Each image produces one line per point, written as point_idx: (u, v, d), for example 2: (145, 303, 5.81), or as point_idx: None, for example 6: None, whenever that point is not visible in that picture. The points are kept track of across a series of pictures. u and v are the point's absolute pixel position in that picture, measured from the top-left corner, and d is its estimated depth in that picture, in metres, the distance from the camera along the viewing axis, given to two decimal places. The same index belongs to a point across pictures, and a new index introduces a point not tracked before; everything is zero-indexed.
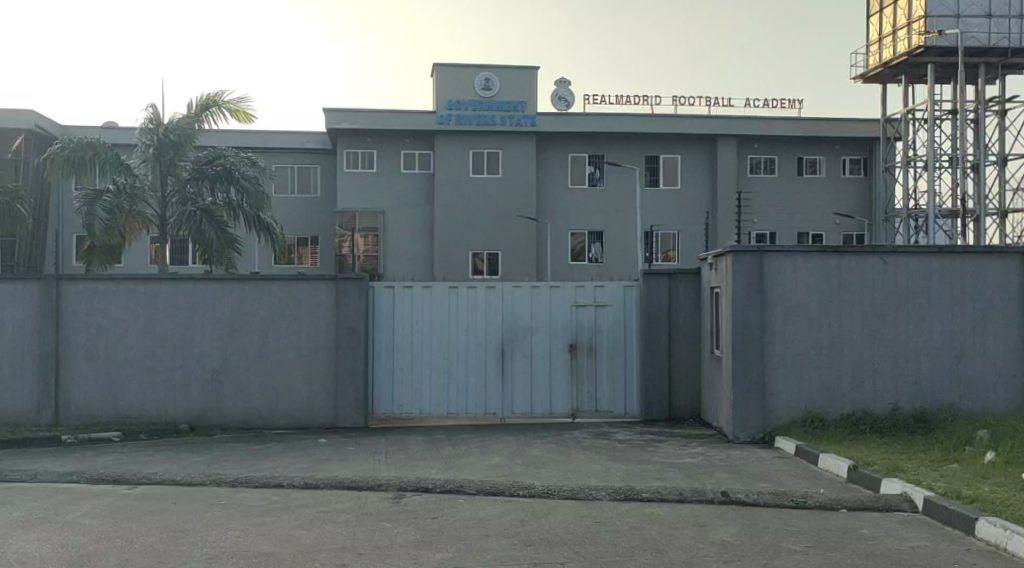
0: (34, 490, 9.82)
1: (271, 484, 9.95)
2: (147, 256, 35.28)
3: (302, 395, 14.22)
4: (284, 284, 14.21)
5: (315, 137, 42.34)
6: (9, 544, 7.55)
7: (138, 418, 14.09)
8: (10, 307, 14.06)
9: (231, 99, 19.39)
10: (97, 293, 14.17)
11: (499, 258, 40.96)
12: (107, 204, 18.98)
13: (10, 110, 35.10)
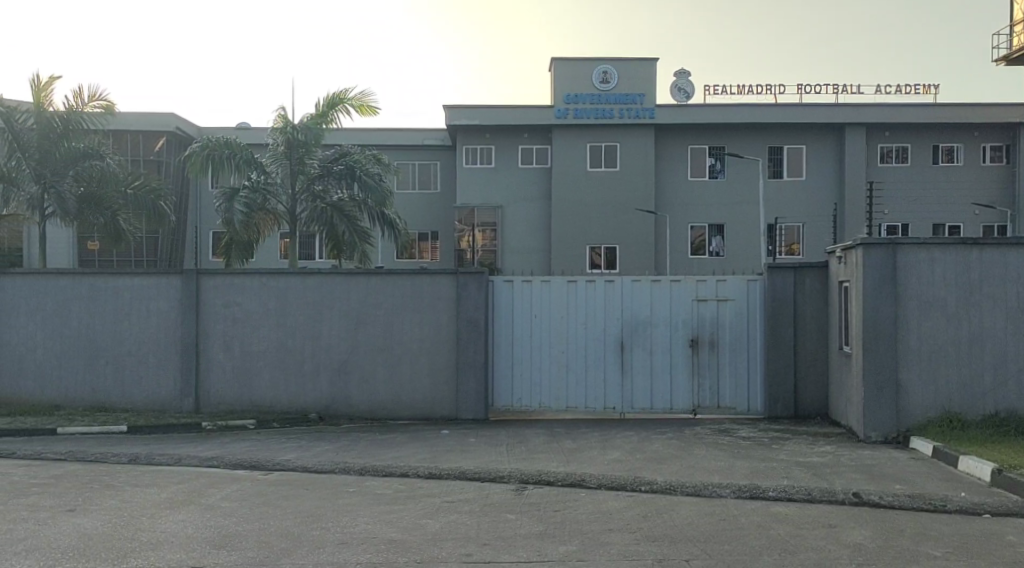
0: (178, 474, 10.40)
1: (397, 473, 10.23)
2: (276, 252, 36.77)
3: (425, 387, 14.55)
4: (408, 277, 14.58)
5: (435, 134, 43.12)
6: (158, 524, 8.03)
7: (270, 407, 14.73)
8: (154, 300, 14.93)
9: (355, 96, 19.99)
10: (234, 287, 14.88)
11: (618, 251, 40.71)
12: (245, 200, 19.93)
13: (152, 112, 37.21)
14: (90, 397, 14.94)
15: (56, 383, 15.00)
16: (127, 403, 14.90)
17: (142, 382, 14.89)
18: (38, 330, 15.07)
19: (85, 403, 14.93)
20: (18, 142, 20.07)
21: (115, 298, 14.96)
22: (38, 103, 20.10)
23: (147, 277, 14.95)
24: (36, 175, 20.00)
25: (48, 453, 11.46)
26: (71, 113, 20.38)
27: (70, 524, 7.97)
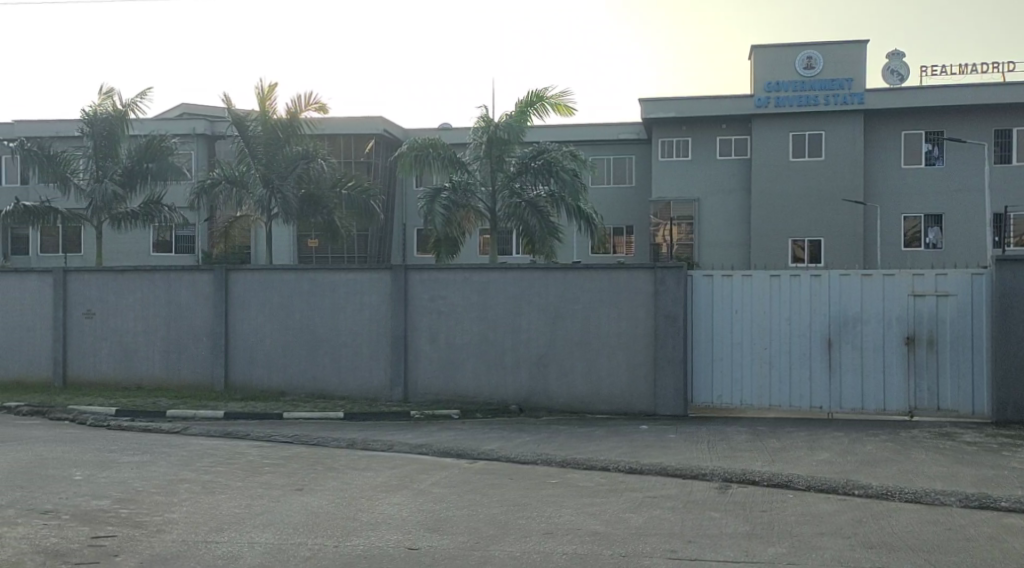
0: (391, 459, 11.01)
1: (598, 466, 10.32)
2: (477, 248, 38.01)
3: (623, 381, 14.59)
4: (607, 271, 14.65)
5: (630, 127, 42.92)
6: (375, 506, 8.53)
7: (473, 398, 15.27)
8: (367, 294, 15.85)
9: (554, 94, 20.27)
10: (438, 282, 15.52)
11: (823, 244, 38.91)
12: (445, 202, 21.01)
13: (363, 117, 39.33)
14: (311, 384, 16.08)
15: (282, 370, 16.25)
16: (343, 391, 15.92)
17: (356, 371, 15.86)
18: (266, 322, 16.37)
19: (307, 390, 16.08)
20: (246, 146, 21.40)
21: (332, 293, 16.01)
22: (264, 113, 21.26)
23: (360, 273, 15.88)
24: (264, 179, 21.59)
25: (277, 436, 12.47)
26: (292, 119, 21.48)
27: (298, 502, 8.63)
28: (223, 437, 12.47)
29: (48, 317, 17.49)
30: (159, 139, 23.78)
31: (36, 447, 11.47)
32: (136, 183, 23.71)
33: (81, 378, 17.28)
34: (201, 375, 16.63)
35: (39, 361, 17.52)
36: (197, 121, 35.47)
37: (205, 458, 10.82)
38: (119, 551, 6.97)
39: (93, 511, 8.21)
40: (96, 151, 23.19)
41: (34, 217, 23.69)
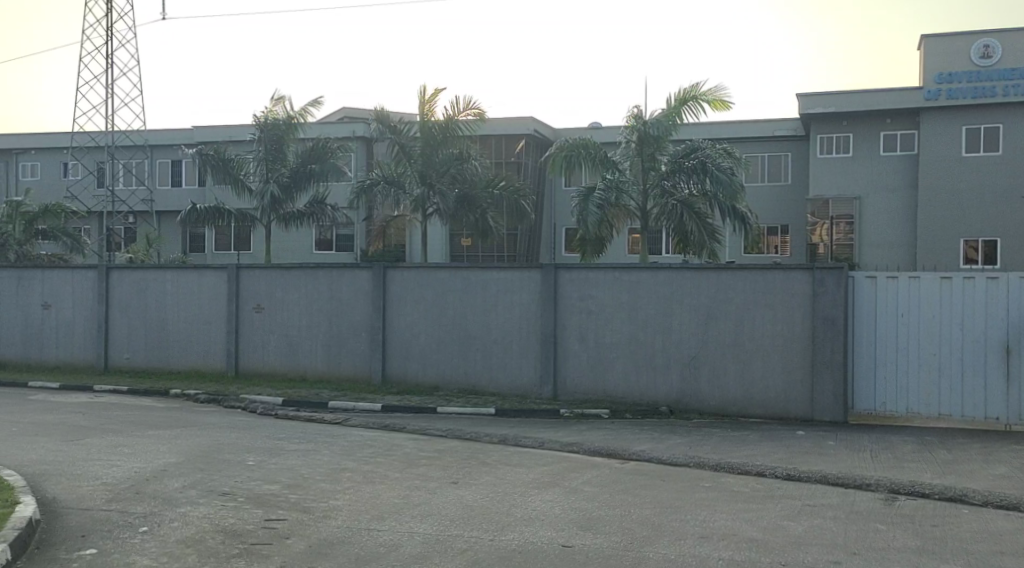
0: (542, 456, 11.12)
1: (753, 472, 10.07)
2: (626, 247, 37.77)
3: (778, 385, 14.16)
4: (761, 272, 14.27)
5: (787, 123, 41.52)
6: (528, 502, 8.64)
7: (622, 398, 15.20)
8: (518, 292, 16.08)
9: (708, 90, 19.93)
10: (588, 281, 15.54)
11: (999, 245, 36.43)
12: (598, 201, 20.52)
13: (515, 118, 39.84)
14: (463, 380, 16.44)
15: (437, 365, 16.70)
16: (494, 387, 16.20)
17: (508, 368, 16.10)
18: (420, 318, 16.87)
19: (460, 386, 16.45)
20: (404, 150, 22.65)
21: (484, 290, 16.33)
22: (423, 116, 22.38)
23: (511, 271, 16.11)
24: (422, 179, 22.60)
25: (432, 430, 12.83)
26: (449, 121, 22.43)
27: (453, 496, 8.85)
28: (381, 429, 12.94)
29: (223, 311, 18.64)
30: (324, 141, 24.81)
31: (215, 433, 12.28)
32: (302, 184, 24.85)
33: (251, 369, 18.33)
34: (360, 368, 17.33)
35: (214, 352, 18.71)
36: (357, 125, 36.94)
37: (365, 449, 11.27)
38: (289, 534, 7.37)
39: (265, 495, 8.71)
40: (267, 155, 24.59)
41: (211, 216, 25.33)
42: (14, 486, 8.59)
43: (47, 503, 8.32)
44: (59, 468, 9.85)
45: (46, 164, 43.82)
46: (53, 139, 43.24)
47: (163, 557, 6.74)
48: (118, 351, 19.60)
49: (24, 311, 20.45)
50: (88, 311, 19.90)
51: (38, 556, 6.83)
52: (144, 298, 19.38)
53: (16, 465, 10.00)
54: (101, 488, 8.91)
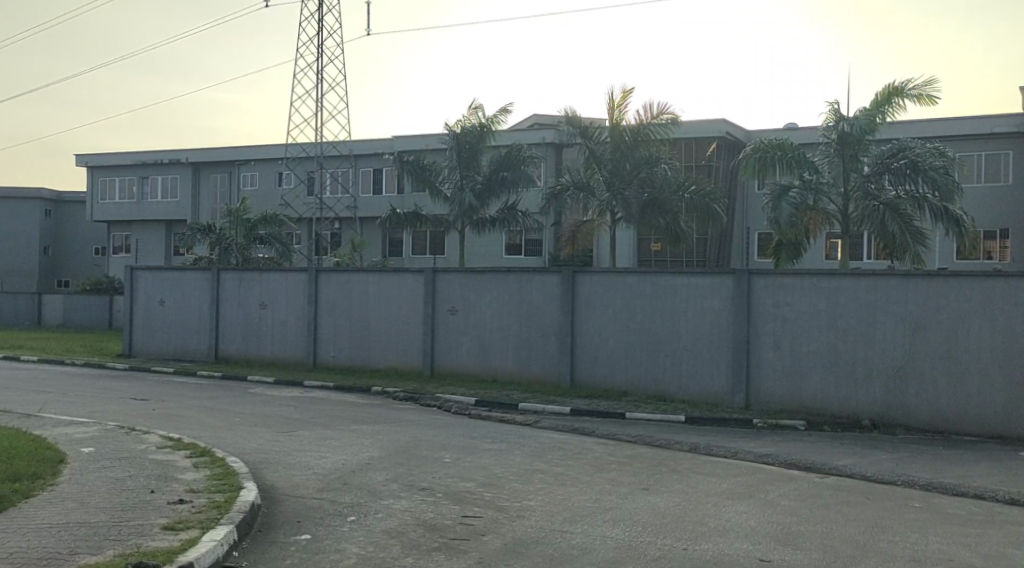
0: (736, 466, 10.84)
1: (969, 494, 9.36)
2: (824, 252, 36.23)
3: (996, 401, 13.08)
4: (977, 280, 13.24)
5: (1009, 120, 38.20)
6: (723, 512, 8.44)
7: (820, 409, 14.55)
8: (710, 298, 15.76)
9: (916, 84, 18.72)
10: (784, 286, 14.99)
11: None
12: (792, 201, 20.00)
13: (706, 119, 39.02)
14: (652, 386, 16.28)
15: (625, 370, 16.64)
16: (684, 393, 15.94)
17: (698, 375, 15.81)
18: (610, 323, 16.87)
19: (648, 391, 16.30)
20: (596, 157, 22.89)
21: (675, 296, 16.11)
22: (613, 121, 22.46)
23: (703, 277, 15.81)
24: (610, 186, 22.72)
25: (621, 435, 12.81)
26: (640, 125, 22.46)
27: (644, 502, 8.80)
28: (570, 433, 13.04)
29: (421, 313, 19.44)
30: (516, 149, 25.36)
31: (414, 430, 12.82)
32: (495, 191, 25.52)
33: (446, 369, 19.00)
34: (550, 371, 17.56)
35: (411, 352, 19.57)
36: (547, 131, 37.37)
37: (556, 451, 11.41)
38: (486, 531, 7.58)
39: (461, 492, 9.00)
40: (462, 163, 25.46)
41: (410, 221, 26.58)
42: (239, 472, 9.34)
43: (266, 489, 8.99)
44: (275, 457, 10.62)
45: (263, 174, 47.39)
46: (269, 151, 46.65)
47: (369, 546, 7.12)
48: (325, 349, 20.84)
49: (243, 310, 22.20)
50: (299, 311, 21.34)
51: (259, 538, 7.40)
52: (349, 299, 20.55)
53: (239, 453, 10.87)
54: (313, 478, 9.53)
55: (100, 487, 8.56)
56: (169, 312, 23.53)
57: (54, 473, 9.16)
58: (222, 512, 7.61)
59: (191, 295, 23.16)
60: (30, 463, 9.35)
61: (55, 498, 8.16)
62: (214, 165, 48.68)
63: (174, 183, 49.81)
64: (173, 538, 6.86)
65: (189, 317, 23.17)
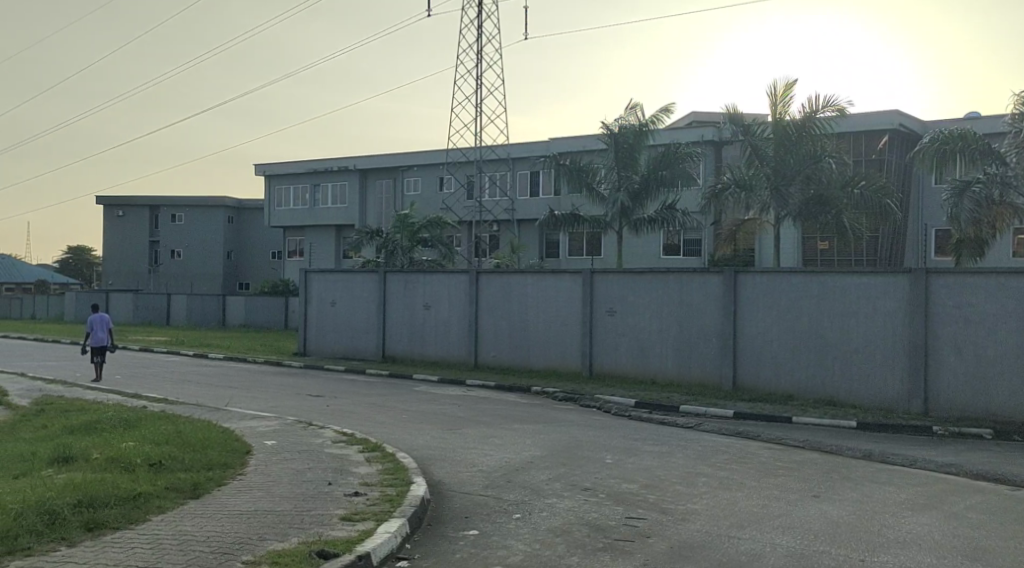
0: (915, 475, 10.30)
1: None
2: (1010, 249, 33.80)
3: None
4: None
5: None
6: (901, 523, 8.04)
7: (1008, 419, 13.59)
8: (883, 298, 15.02)
9: None
10: (966, 286, 14.08)
11: None
12: (975, 195, 18.67)
13: (875, 111, 37.11)
14: (820, 390, 15.68)
15: (791, 374, 16.11)
16: (855, 398, 15.26)
17: (871, 378, 15.09)
18: (774, 324, 16.37)
19: (816, 395, 15.70)
20: (756, 152, 22.30)
21: (844, 296, 15.45)
22: (777, 114, 21.74)
23: (876, 277, 15.08)
24: (773, 183, 22.06)
25: (789, 440, 12.42)
26: (806, 120, 21.60)
27: (816, 509, 8.51)
28: (734, 436, 12.76)
29: (579, 313, 19.51)
30: (674, 148, 25.09)
31: (574, 430, 12.92)
32: (653, 191, 25.29)
33: (605, 369, 18.99)
34: (712, 373, 17.22)
35: (570, 352, 19.67)
36: (707, 129, 36.63)
37: (720, 455, 11.19)
38: (651, 534, 7.54)
39: (624, 493, 9.00)
40: (619, 163, 25.35)
41: (569, 222, 26.76)
42: (409, 467, 9.70)
43: (435, 484, 9.30)
44: (442, 454, 10.96)
45: (425, 179, 48.97)
46: (431, 156, 48.12)
47: (535, 544, 7.24)
48: (486, 349, 21.29)
49: (408, 311, 23.00)
50: (461, 311, 21.89)
51: (429, 532, 7.67)
52: (508, 301, 20.89)
53: (408, 449, 11.28)
54: (478, 474, 9.77)
55: (284, 478, 9.11)
56: (340, 312, 24.69)
57: (241, 463, 9.82)
58: (394, 506, 7.93)
59: (359, 296, 24.22)
60: (220, 453, 10.06)
61: (243, 486, 8.75)
62: (379, 172, 50.70)
63: (342, 189, 52.20)
64: (351, 528, 7.22)
65: (359, 318, 24.23)
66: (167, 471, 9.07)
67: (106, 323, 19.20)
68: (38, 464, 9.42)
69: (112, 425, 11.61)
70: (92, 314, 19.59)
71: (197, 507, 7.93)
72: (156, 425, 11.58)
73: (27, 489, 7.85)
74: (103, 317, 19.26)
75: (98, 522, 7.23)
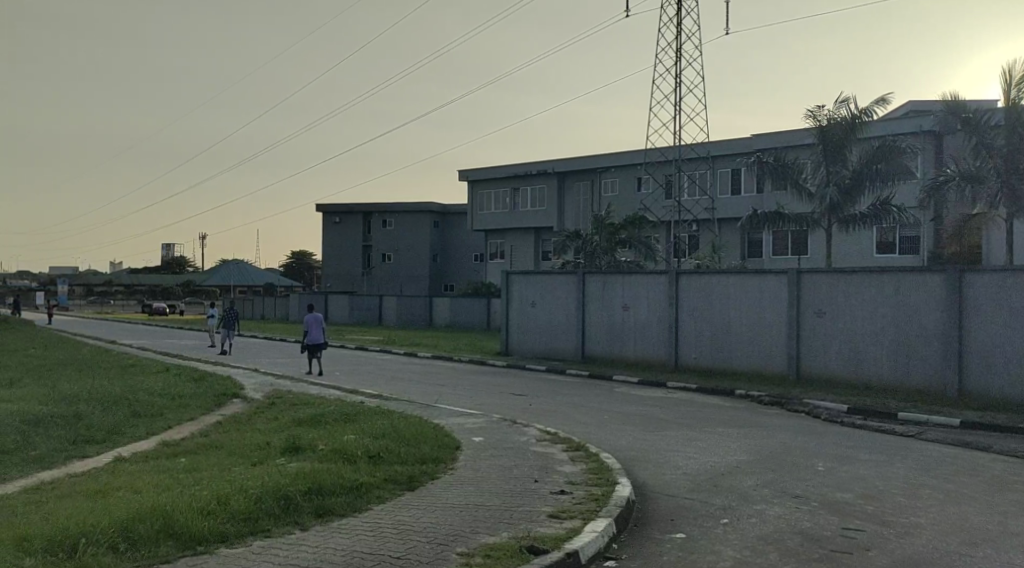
0: None
1: None
2: None
3: None
4: None
5: None
6: None
7: None
8: None
9: None
10: None
11: None
12: None
13: None
14: None
15: None
16: None
17: None
18: (1005, 327, 15.07)
19: None
20: (984, 145, 20.79)
21: None
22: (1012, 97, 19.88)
23: None
24: (1003, 174, 20.32)
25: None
26: None
27: None
28: (961, 447, 11.85)
29: (785, 315, 18.81)
30: (890, 141, 23.76)
31: (782, 435, 12.47)
32: (865, 186, 23.98)
33: (814, 373, 18.20)
34: (934, 379, 16.10)
35: (776, 355, 19.01)
36: (925, 118, 34.30)
37: (946, 466, 10.44)
38: (871, 546, 7.17)
39: (839, 502, 8.60)
40: (828, 158, 24.21)
41: (774, 220, 25.93)
42: (612, 467, 9.76)
43: (640, 486, 9.29)
44: (645, 455, 10.93)
45: (623, 180, 48.95)
46: (629, 157, 48.03)
47: (746, 551, 7.08)
48: (687, 350, 20.99)
49: (608, 312, 23.06)
50: (660, 313, 21.68)
51: (636, 533, 7.69)
52: (710, 301, 20.48)
53: (610, 449, 11.33)
54: (683, 478, 9.66)
55: (492, 473, 9.42)
56: (540, 312, 25.15)
57: (452, 458, 10.25)
58: (601, 505, 8.02)
59: (559, 297, 24.56)
60: (432, 448, 10.54)
61: (455, 480, 9.14)
62: (577, 174, 51.16)
63: (541, 192, 53.13)
64: (559, 525, 7.37)
65: (559, 318, 24.57)
66: (385, 463, 9.62)
67: (320, 323, 20.58)
68: (272, 453, 10.26)
69: (334, 418, 12.46)
70: (308, 313, 21.04)
71: (414, 498, 8.36)
72: (373, 419, 12.30)
73: (265, 475, 8.58)
74: (316, 316, 20.66)
75: (327, 508, 7.79)
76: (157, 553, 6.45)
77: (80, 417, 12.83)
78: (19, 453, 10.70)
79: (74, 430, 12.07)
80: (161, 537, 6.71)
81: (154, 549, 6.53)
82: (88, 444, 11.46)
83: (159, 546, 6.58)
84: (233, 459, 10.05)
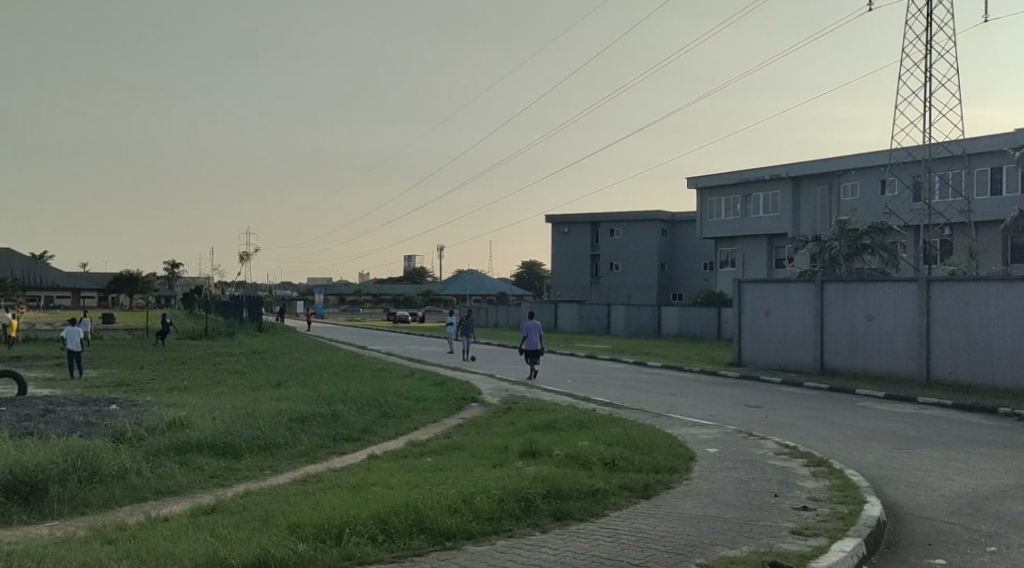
0: None
1: None
2: None
3: None
4: None
5: None
6: None
7: None
8: None
9: None
10: None
11: None
12: None
13: None
14: None
15: None
16: None
17: None
18: None
19: None
20: None
21: None
22: None
23: None
24: None
25: None
26: None
27: None
28: None
29: None
30: None
31: None
32: None
33: None
34: None
35: None
36: None
37: None
38: None
39: None
40: None
41: None
42: (860, 484, 9.25)
43: (891, 506, 8.75)
44: (894, 474, 10.25)
45: (865, 183, 46.22)
46: (873, 158, 45.24)
47: None
48: (940, 363, 19.46)
49: (850, 322, 21.84)
50: (909, 323, 20.24)
51: (889, 556, 7.26)
52: (967, 310, 18.86)
53: (855, 466, 10.73)
54: (940, 500, 8.98)
55: (729, 486, 9.22)
56: (776, 322, 24.26)
57: (686, 468, 10.13)
58: (848, 523, 7.64)
59: (797, 306, 23.56)
60: (667, 457, 10.48)
61: (690, 490, 9.05)
62: (815, 178, 48.88)
63: (776, 198, 51.26)
64: (803, 543, 7.10)
65: (796, 328, 23.57)
66: (620, 470, 9.69)
67: (538, 330, 21.12)
68: (510, 456, 10.63)
69: (568, 425, 12.70)
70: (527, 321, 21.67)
71: (650, 507, 8.36)
72: (605, 427, 12.41)
73: (506, 478, 8.90)
74: (536, 323, 21.27)
75: (565, 512, 7.98)
76: (412, 546, 6.90)
77: (338, 415, 13.92)
78: (288, 448, 11.80)
79: (332, 428, 13.12)
80: (414, 532, 7.15)
81: (409, 542, 6.98)
82: (345, 442, 12.43)
83: (413, 540, 7.03)
84: (476, 461, 10.51)
